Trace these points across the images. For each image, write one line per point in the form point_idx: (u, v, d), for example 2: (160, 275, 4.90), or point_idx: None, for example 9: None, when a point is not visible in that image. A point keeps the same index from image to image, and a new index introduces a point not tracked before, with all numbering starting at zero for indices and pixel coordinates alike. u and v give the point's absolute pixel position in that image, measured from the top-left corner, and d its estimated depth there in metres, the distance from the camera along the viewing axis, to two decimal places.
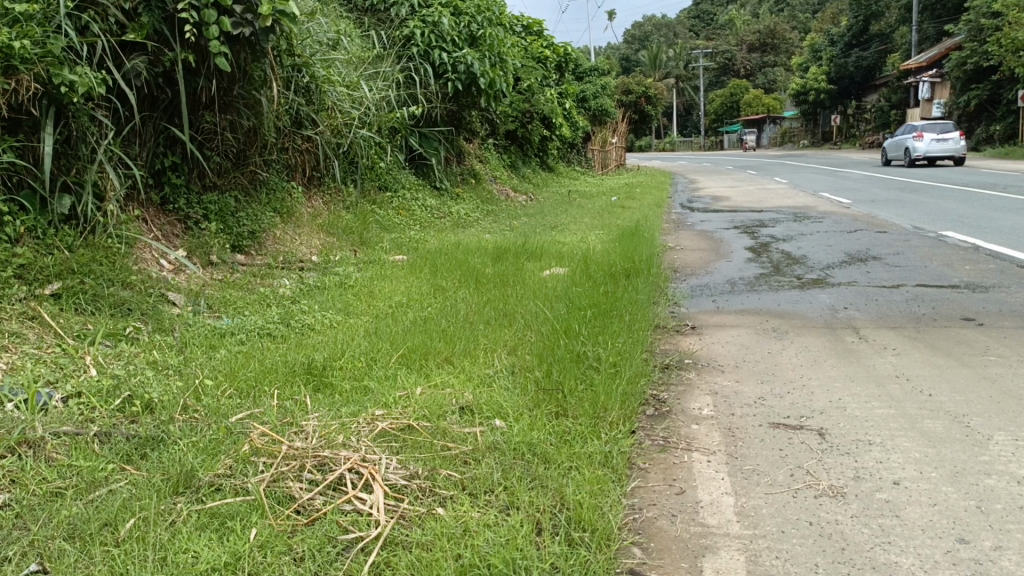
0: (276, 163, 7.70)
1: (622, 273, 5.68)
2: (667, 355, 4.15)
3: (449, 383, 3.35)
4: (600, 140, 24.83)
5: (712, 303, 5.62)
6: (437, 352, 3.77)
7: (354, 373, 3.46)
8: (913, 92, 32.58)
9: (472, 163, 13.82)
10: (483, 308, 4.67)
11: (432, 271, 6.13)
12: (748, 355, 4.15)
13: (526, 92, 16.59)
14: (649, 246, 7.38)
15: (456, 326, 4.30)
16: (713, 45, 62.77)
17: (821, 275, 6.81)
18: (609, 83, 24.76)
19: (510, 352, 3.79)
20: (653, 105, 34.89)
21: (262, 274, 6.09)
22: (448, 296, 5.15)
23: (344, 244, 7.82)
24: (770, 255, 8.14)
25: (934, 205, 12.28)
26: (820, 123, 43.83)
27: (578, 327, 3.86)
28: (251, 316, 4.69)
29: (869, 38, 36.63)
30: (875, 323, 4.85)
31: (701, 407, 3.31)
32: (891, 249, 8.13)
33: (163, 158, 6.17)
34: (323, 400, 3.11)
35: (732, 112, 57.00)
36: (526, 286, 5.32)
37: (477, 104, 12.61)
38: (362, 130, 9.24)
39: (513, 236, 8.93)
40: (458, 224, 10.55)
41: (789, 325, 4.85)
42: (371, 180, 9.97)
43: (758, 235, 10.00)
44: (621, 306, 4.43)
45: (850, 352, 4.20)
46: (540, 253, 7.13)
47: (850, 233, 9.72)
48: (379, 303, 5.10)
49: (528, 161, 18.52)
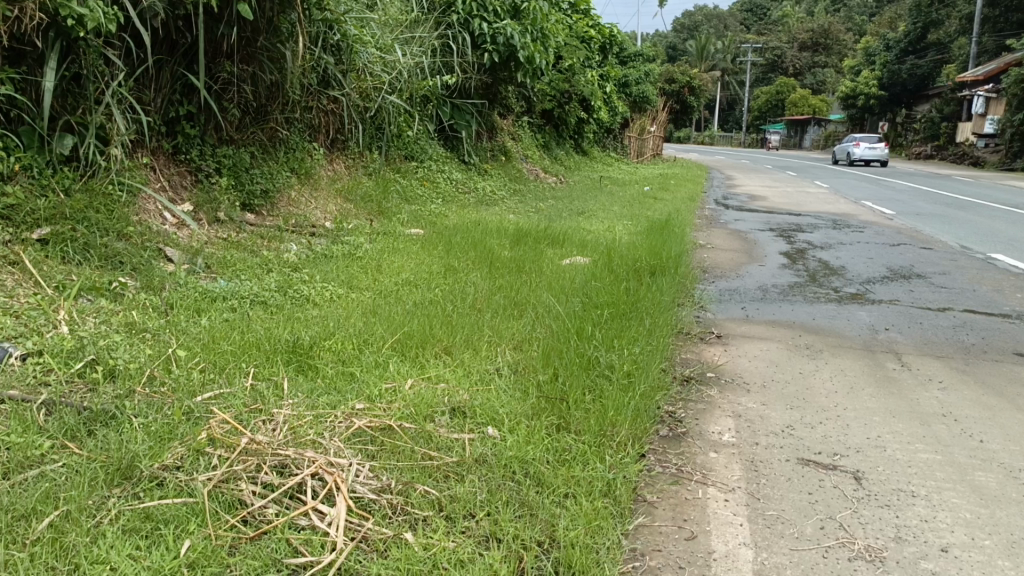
0: (298, 122, 7.39)
1: (647, 270, 5.32)
2: (688, 366, 3.80)
3: (444, 378, 3.03)
4: (638, 127, 24.28)
5: (741, 311, 5.25)
6: (436, 342, 3.45)
7: (342, 357, 3.15)
8: (965, 105, 31.59)
9: (504, 139, 13.44)
10: (494, 296, 4.34)
11: (446, 250, 5.80)
12: (778, 374, 3.79)
13: (567, 71, 16.11)
14: (679, 243, 7.00)
15: (461, 313, 3.98)
16: (763, 40, 61.46)
17: (859, 289, 6.40)
18: (653, 70, 24.13)
19: (516, 349, 3.47)
20: (696, 96, 34.12)
21: (270, 237, 5.80)
22: (458, 279, 4.82)
23: (361, 212, 7.51)
24: (805, 263, 7.73)
25: (981, 224, 11.74)
26: (865, 129, 42.78)
27: (592, 328, 3.52)
28: (248, 281, 4.39)
29: (926, 47, 35.52)
30: (919, 350, 4.46)
31: (721, 432, 2.96)
32: (935, 268, 7.68)
33: (178, 105, 5.87)
34: (301, 385, 2.80)
35: (775, 110, 55.88)
36: (542, 275, 4.98)
37: (514, 78, 12.20)
38: (391, 95, 8.90)
39: (537, 219, 8.58)
40: (483, 201, 10.21)
41: (824, 343, 4.47)
42: (397, 149, 9.65)
43: (794, 241, 9.55)
44: (641, 307, 4.08)
45: (890, 381, 3.82)
46: (563, 240, 6.77)
47: (891, 247, 9.26)
48: (384, 280, 4.79)
49: (562, 142, 18.07)
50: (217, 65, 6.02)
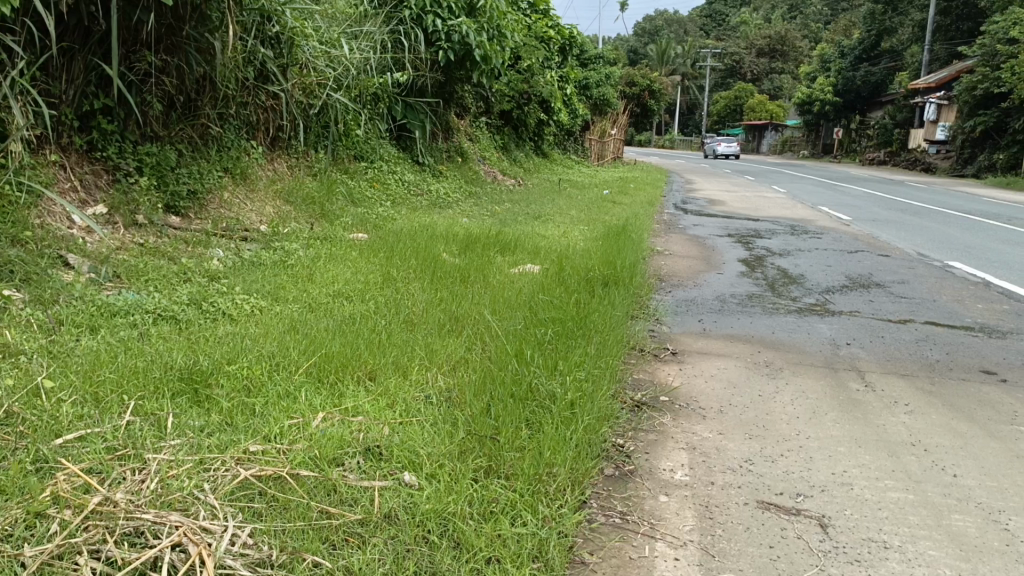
0: (233, 119, 6.94)
1: (600, 280, 5.00)
2: (639, 389, 3.48)
3: (362, 411, 2.65)
4: (599, 130, 24.08)
5: (698, 324, 4.96)
6: (359, 364, 3.07)
7: (247, 385, 2.76)
8: (919, 112, 32.01)
9: (461, 140, 13.09)
10: (431, 310, 3.97)
11: (386, 256, 5.42)
12: (735, 397, 3.48)
13: (525, 72, 15.82)
14: (634, 250, 6.71)
15: (392, 330, 3.61)
16: (723, 46, 62.00)
17: (819, 300, 6.16)
18: (614, 72, 23.99)
19: (448, 374, 3.11)
20: (656, 100, 34.12)
21: (195, 242, 5.36)
22: (396, 290, 4.44)
23: (302, 215, 7.08)
24: (764, 271, 7.49)
25: (938, 230, 11.65)
26: (822, 134, 43.27)
27: (535, 351, 3.18)
28: (159, 293, 3.98)
29: (879, 54, 35.98)
30: (883, 367, 4.19)
31: (673, 469, 2.64)
32: (896, 277, 7.49)
33: (92, 99, 5.42)
34: (190, 423, 2.41)
35: (734, 115, 56.32)
36: (487, 286, 4.63)
37: (469, 78, 11.85)
38: (337, 92, 8.48)
39: (490, 224, 8.24)
40: (435, 204, 9.83)
41: (784, 361, 4.19)
42: (345, 149, 9.23)
43: (753, 247, 9.34)
44: (590, 323, 3.75)
45: (855, 404, 3.54)
46: (514, 246, 6.43)
47: (850, 253, 9.08)
48: (314, 290, 4.39)
49: (521, 144, 17.77)
50: (136, 55, 5.59)
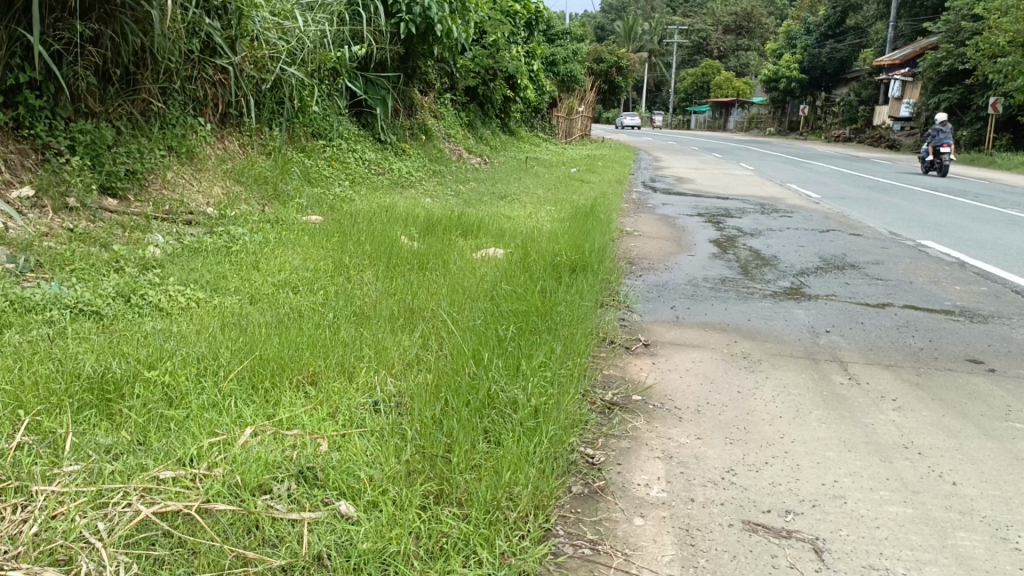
0: (178, 94, 6.51)
1: (567, 267, 4.72)
2: (611, 387, 3.20)
3: (299, 424, 2.35)
4: (567, 107, 23.69)
5: (671, 312, 4.70)
6: (299, 366, 2.76)
7: (168, 393, 2.43)
8: (884, 88, 32.11)
9: (424, 117, 12.69)
10: (385, 302, 3.67)
11: (340, 241, 5.08)
12: (713, 395, 3.22)
13: (490, 46, 15.39)
14: (603, 231, 6.44)
15: (340, 326, 3.30)
16: (690, 22, 61.73)
17: (794, 283, 5.94)
18: (581, 48, 23.60)
19: (399, 377, 2.80)
20: (623, 76, 33.73)
21: (133, 227, 4.95)
22: (348, 279, 4.12)
23: (254, 196, 6.68)
24: (737, 253, 7.26)
25: (908, 208, 11.54)
26: (788, 112, 43.33)
27: (494, 350, 2.89)
28: (85, 285, 3.60)
29: (844, 31, 35.97)
30: (865, 358, 3.97)
31: (648, 484, 2.37)
32: (870, 257, 7.32)
33: (17, 72, 4.95)
34: (94, 444, 2.08)
35: (701, 91, 56.21)
36: (446, 274, 4.32)
37: (432, 52, 11.44)
38: (291, 66, 8.06)
39: (453, 205, 7.91)
40: (396, 183, 9.47)
41: (763, 352, 3.94)
42: (301, 126, 8.80)
43: (724, 227, 9.12)
44: (555, 316, 3.47)
45: (840, 400, 3.30)
46: (477, 229, 6.11)
47: (822, 233, 8.90)
48: (259, 280, 4.06)
49: (487, 121, 17.37)
50: (64, 24, 5.14)
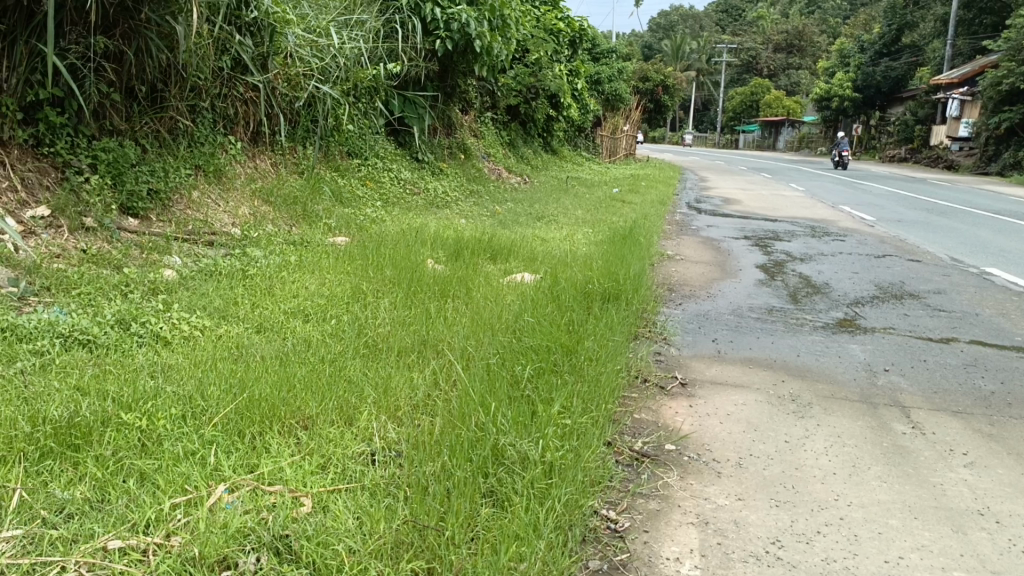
0: (207, 112, 6.39)
1: (599, 296, 4.41)
2: (641, 436, 2.88)
3: (281, 479, 2.09)
4: (611, 126, 23.36)
5: (713, 345, 4.35)
6: (293, 407, 2.50)
7: (142, 440, 2.19)
8: (940, 108, 31.17)
9: (464, 136, 12.51)
10: (399, 334, 3.40)
11: (362, 265, 4.85)
12: (757, 446, 2.88)
13: (533, 65, 15.19)
14: (643, 256, 6.12)
15: (346, 361, 3.04)
16: (739, 41, 61.07)
17: (848, 314, 5.55)
18: (627, 67, 23.31)
19: (403, 422, 2.53)
20: (670, 95, 33.28)
21: (150, 248, 4.77)
22: (364, 308, 3.87)
23: (281, 216, 6.50)
24: (785, 279, 6.86)
25: (969, 233, 10.96)
26: (840, 131, 42.40)
27: (509, 395, 2.59)
28: (86, 312, 3.41)
29: (899, 49, 35.12)
30: (929, 402, 3.58)
31: (678, 559, 2.04)
32: (930, 286, 6.86)
33: (38, 88, 4.84)
34: (46, 502, 1.86)
35: (749, 110, 55.41)
36: (468, 304, 4.05)
37: (472, 70, 11.27)
38: (326, 84, 7.91)
39: (488, 226, 7.66)
40: (432, 203, 9.27)
41: (813, 394, 3.58)
42: (335, 144, 8.66)
43: (772, 251, 8.71)
44: (579, 354, 3.16)
45: (902, 455, 2.93)
46: (507, 253, 5.85)
47: (877, 259, 8.43)
48: (271, 307, 3.83)
49: (529, 141, 17.16)
50: (88, 40, 5.03)
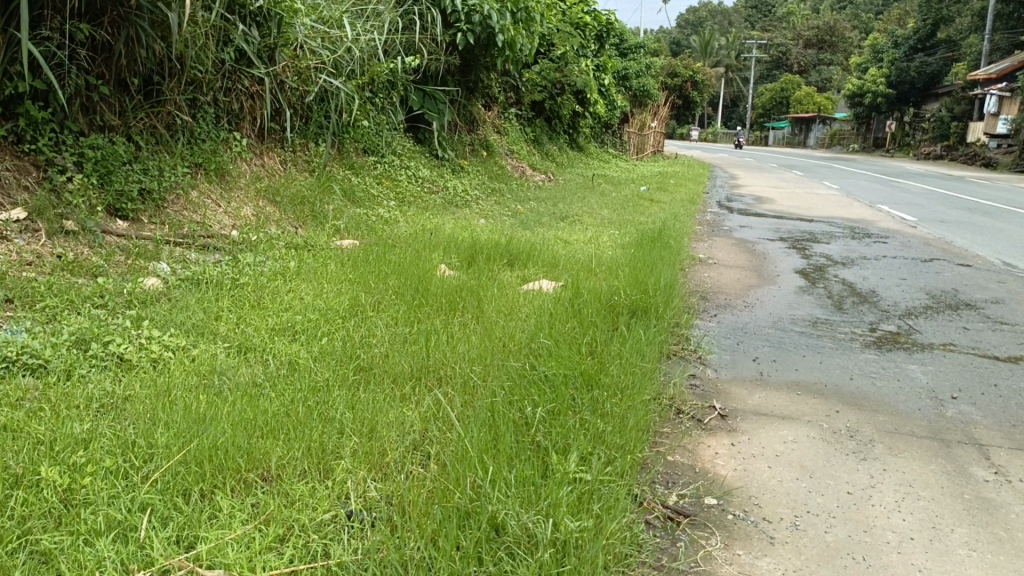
0: (210, 106, 6.03)
1: (625, 309, 3.96)
2: (676, 486, 2.42)
3: (224, 557, 1.67)
4: (639, 123, 22.81)
5: (755, 366, 3.87)
6: (257, 454, 2.09)
7: (61, 506, 1.79)
8: (979, 104, 30.20)
9: (486, 132, 12.09)
10: (396, 355, 2.98)
11: (366, 272, 4.43)
12: (814, 501, 2.41)
13: (559, 60, 14.74)
14: (674, 262, 5.66)
15: (331, 391, 2.62)
16: (769, 36, 60.02)
17: (901, 326, 5.03)
18: (656, 62, 22.77)
19: (387, 476, 2.10)
20: (699, 91, 32.61)
21: (137, 254, 4.39)
22: (361, 323, 3.45)
23: (287, 216, 6.10)
24: (828, 286, 6.34)
25: (1020, 235, 10.30)
26: (874, 127, 41.39)
27: (516, 445, 2.16)
28: (46, 330, 3.02)
29: (935, 43, 34.16)
30: (1010, 439, 3.07)
31: None
32: (987, 294, 6.31)
33: (15, 81, 4.46)
34: None
35: (780, 107, 54.42)
36: (475, 321, 3.61)
37: (494, 64, 10.86)
38: (339, 77, 7.53)
39: (508, 228, 7.24)
40: (450, 202, 8.86)
41: (874, 429, 3.09)
42: (350, 140, 8.28)
43: (811, 253, 8.19)
44: (602, 387, 2.72)
45: (990, 511, 2.44)
46: (526, 258, 5.41)
47: (924, 263, 7.88)
48: (257, 322, 3.42)
49: (554, 137, 16.71)
50: (71, 27, 4.65)
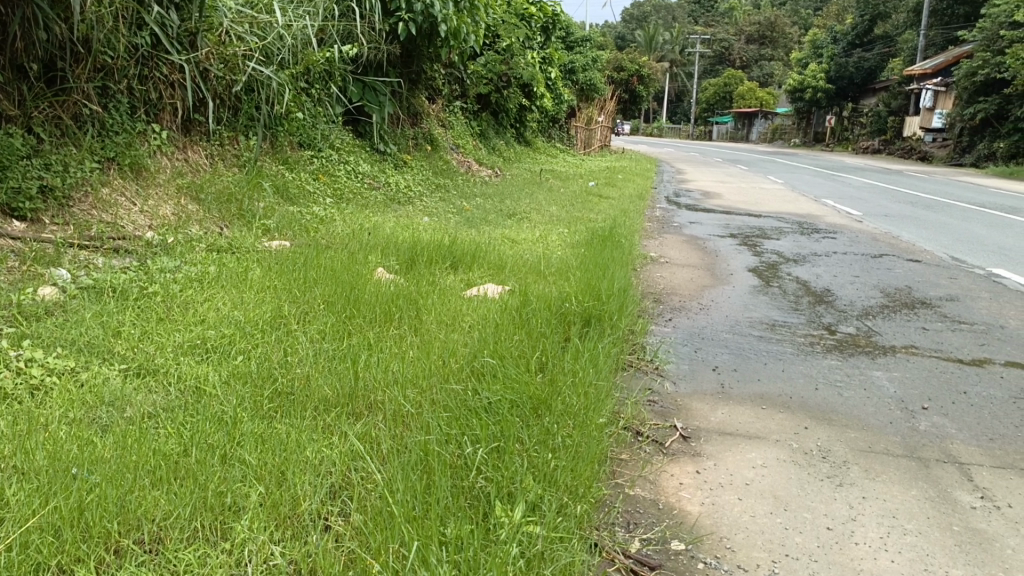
0: (123, 96, 5.60)
1: (576, 318, 3.66)
2: (639, 528, 2.12)
3: None
4: (586, 117, 22.60)
5: (715, 377, 3.60)
6: (133, 513, 1.73)
7: None
8: (915, 99, 30.85)
9: (431, 126, 11.69)
10: (319, 378, 2.62)
11: (295, 275, 4.05)
12: (792, 541, 2.13)
13: (504, 52, 14.41)
14: (625, 262, 5.39)
15: (239, 423, 2.26)
16: (712, 32, 60.63)
17: (861, 328, 4.84)
18: (602, 56, 22.60)
19: (297, 536, 1.76)
20: (644, 86, 32.61)
21: (33, 259, 3.92)
22: (283, 338, 3.07)
23: (211, 216, 5.60)
24: (782, 285, 6.14)
25: (963, 229, 10.33)
26: (814, 122, 42.06)
27: (451, 497, 1.83)
28: None
29: (873, 40, 34.83)
30: (990, 456, 2.85)
31: None
32: (940, 291, 6.19)
33: None
34: None
35: (723, 102, 55.05)
36: (413, 333, 3.26)
37: (437, 55, 10.49)
38: (269, 66, 7.08)
39: (451, 226, 6.89)
40: (391, 199, 8.47)
41: (847, 447, 2.85)
42: (284, 134, 7.82)
43: (762, 250, 8.03)
44: (552, 414, 2.40)
45: (984, 546, 2.19)
46: (470, 259, 5.08)
47: (874, 259, 7.78)
48: (162, 339, 3.01)
49: (501, 131, 16.37)
50: None
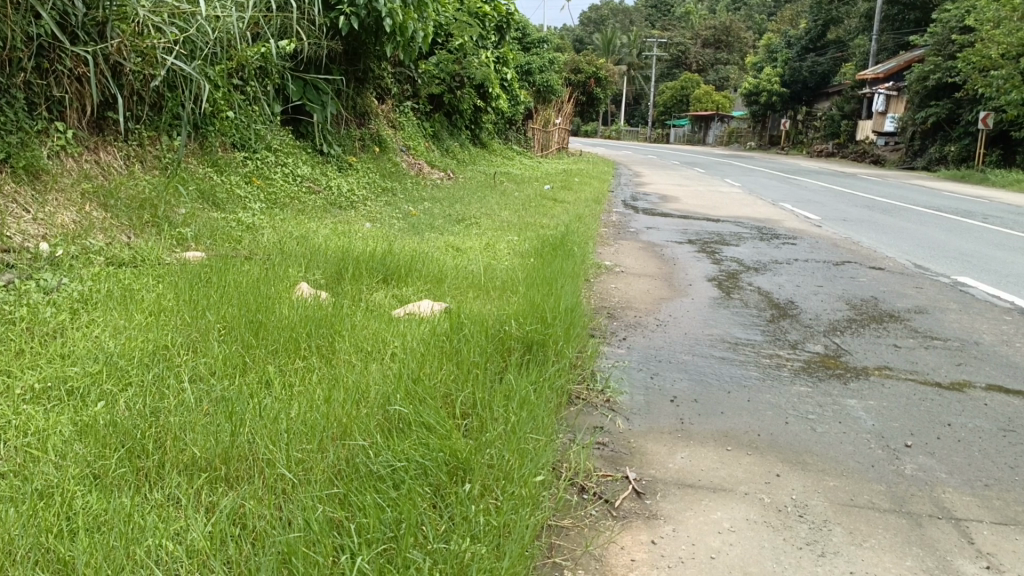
0: (19, 91, 5.07)
1: (516, 346, 3.21)
2: None
3: None
4: (543, 119, 22.19)
5: (676, 410, 3.17)
6: None
7: None
8: (867, 103, 31.11)
9: (380, 126, 11.13)
10: (190, 431, 2.13)
11: (199, 292, 3.52)
12: None
13: (457, 51, 13.91)
14: (577, 275, 4.95)
15: (69, 501, 1.77)
16: (669, 36, 60.85)
17: (829, 347, 4.47)
18: (558, 58, 22.21)
19: None
20: (603, 88, 32.28)
21: None
22: (160, 377, 2.57)
23: (119, 223, 4.99)
24: (744, 297, 5.76)
25: (922, 234, 10.13)
26: (770, 126, 42.32)
27: None
28: None
29: (826, 45, 35.11)
30: (988, 509, 2.47)
31: None
32: (907, 303, 5.89)
33: None
34: None
35: (680, 106, 55.23)
36: (320, 367, 2.77)
37: (383, 52, 9.95)
38: (194, 60, 6.50)
39: (391, 233, 6.39)
40: (332, 203, 7.94)
41: (827, 502, 2.44)
42: (214, 134, 7.25)
43: (721, 257, 7.69)
44: (472, 479, 1.97)
45: None
46: (406, 272, 4.59)
47: (837, 266, 7.49)
48: (9, 378, 2.49)
49: (454, 132, 15.86)
50: None
